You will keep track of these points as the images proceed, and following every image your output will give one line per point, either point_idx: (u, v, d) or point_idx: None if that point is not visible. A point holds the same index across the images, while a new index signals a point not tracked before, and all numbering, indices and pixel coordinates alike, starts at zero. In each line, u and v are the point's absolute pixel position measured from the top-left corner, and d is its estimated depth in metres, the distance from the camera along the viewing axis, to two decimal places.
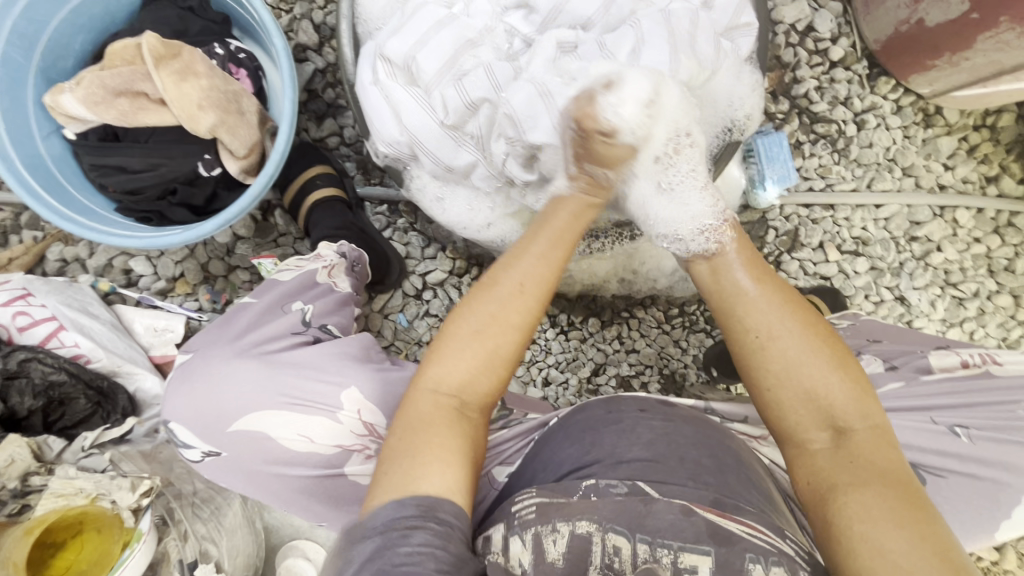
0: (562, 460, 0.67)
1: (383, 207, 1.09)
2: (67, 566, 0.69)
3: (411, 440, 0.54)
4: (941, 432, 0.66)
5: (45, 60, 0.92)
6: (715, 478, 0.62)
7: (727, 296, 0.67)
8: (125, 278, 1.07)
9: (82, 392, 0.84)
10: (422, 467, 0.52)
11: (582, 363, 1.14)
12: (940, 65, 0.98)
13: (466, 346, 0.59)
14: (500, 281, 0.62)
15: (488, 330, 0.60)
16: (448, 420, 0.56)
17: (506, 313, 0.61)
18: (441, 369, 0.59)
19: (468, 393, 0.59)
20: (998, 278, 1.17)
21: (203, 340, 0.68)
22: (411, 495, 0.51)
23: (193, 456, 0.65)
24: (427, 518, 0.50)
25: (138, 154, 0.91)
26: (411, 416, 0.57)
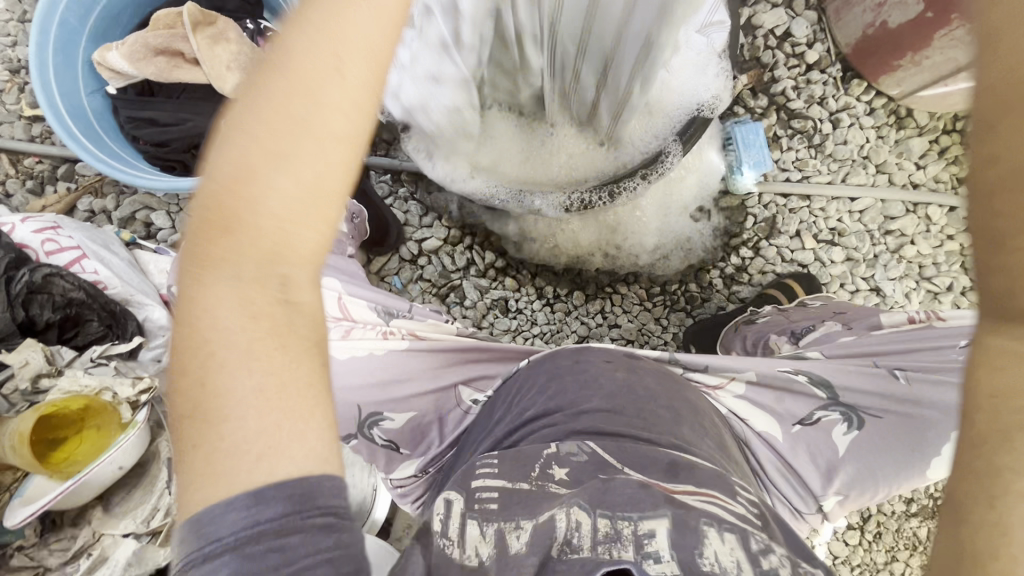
0: (524, 408, 0.71)
1: (386, 176, 1.18)
2: (67, 454, 0.75)
3: (216, 378, 0.36)
4: (882, 374, 0.79)
5: (98, 27, 1.05)
6: (668, 426, 0.66)
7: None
8: (144, 230, 1.17)
9: (96, 313, 0.90)
10: (266, 437, 0.36)
11: (565, 335, 1.19)
12: (905, 64, 1.06)
13: (263, 179, 0.37)
14: (310, 121, 0.37)
15: (286, 142, 0.37)
16: (270, 328, 0.37)
17: (316, 104, 0.38)
18: (249, 219, 0.37)
19: (263, 247, 0.38)
20: (972, 274, 1.22)
21: None
22: (263, 486, 0.35)
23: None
24: (302, 509, 0.35)
25: (169, 109, 1.02)
26: (223, 338, 0.37)
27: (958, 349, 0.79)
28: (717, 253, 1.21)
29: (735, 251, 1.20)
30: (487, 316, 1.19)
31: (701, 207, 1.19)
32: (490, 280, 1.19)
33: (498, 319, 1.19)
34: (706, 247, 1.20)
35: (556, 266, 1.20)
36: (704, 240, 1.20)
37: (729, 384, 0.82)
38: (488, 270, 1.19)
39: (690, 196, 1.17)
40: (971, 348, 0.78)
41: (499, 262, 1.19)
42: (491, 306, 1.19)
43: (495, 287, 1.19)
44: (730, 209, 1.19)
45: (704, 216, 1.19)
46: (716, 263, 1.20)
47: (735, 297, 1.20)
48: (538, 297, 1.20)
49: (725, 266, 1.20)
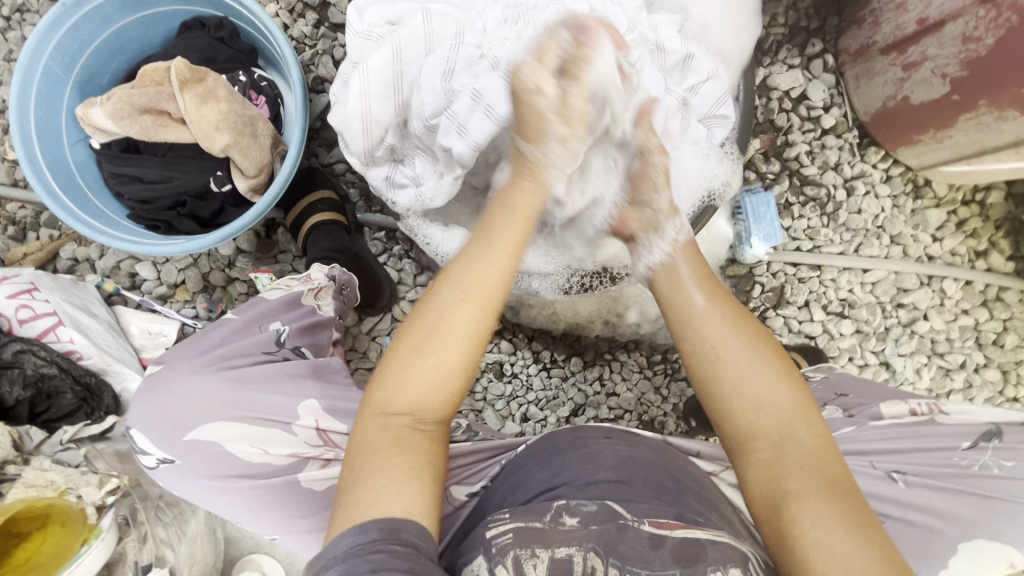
0: (530, 482, 0.68)
1: (380, 233, 1.13)
2: (27, 557, 0.70)
3: (358, 469, 0.54)
4: (879, 477, 0.74)
5: (84, 75, 1.00)
6: (676, 497, 0.63)
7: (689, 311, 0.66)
8: (129, 280, 1.13)
9: (69, 386, 0.87)
10: (382, 494, 0.52)
11: (561, 403, 1.15)
12: (926, 140, 1.01)
13: (413, 360, 0.58)
14: (439, 331, 0.59)
15: (430, 340, 0.58)
16: (397, 438, 0.56)
17: (456, 321, 0.59)
18: (398, 386, 0.57)
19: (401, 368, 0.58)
20: (986, 351, 1.17)
21: (174, 353, 0.67)
22: (367, 520, 0.49)
23: (149, 463, 0.62)
24: (389, 538, 0.48)
25: (155, 166, 0.98)
26: (364, 439, 0.56)
27: (961, 452, 0.74)
28: None
29: None
30: (480, 381, 1.15)
31: None
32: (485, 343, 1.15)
33: (492, 384, 1.15)
34: None
35: (554, 330, 1.15)
36: None
37: (724, 472, 0.78)
38: None
39: None
40: (973, 451, 0.74)
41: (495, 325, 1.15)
42: (485, 369, 1.15)
43: (490, 351, 1.15)
44: (736, 277, 1.15)
45: None
46: None
47: None
48: (534, 361, 1.16)
49: None
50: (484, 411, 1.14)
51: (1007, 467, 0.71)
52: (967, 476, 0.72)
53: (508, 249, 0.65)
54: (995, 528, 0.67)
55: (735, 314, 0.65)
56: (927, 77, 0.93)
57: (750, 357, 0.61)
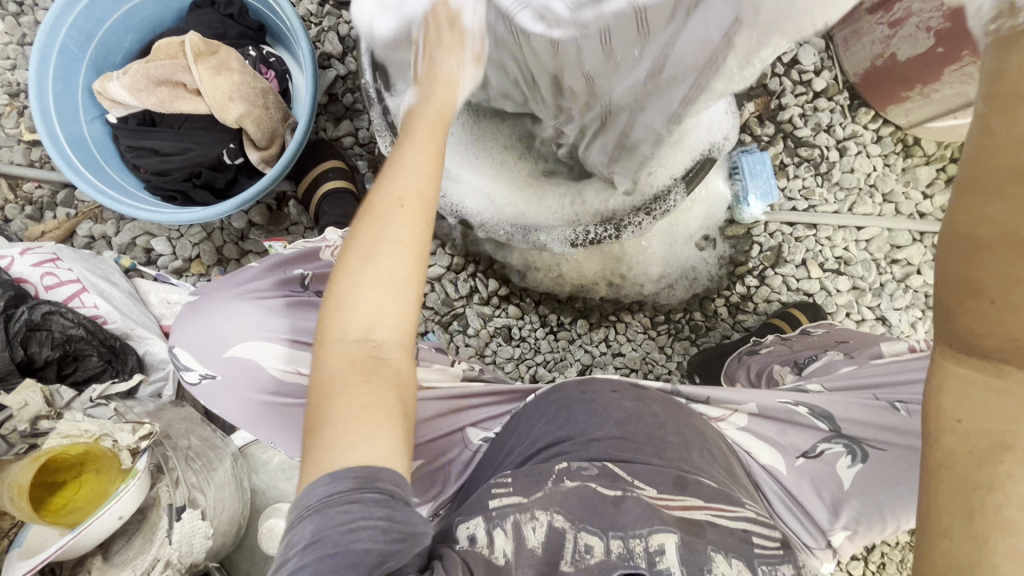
0: (534, 438, 0.71)
1: None
2: (63, 503, 0.74)
3: (327, 411, 0.51)
4: (883, 407, 0.78)
5: (98, 54, 1.04)
6: (678, 454, 0.66)
7: (1014, 161, 0.33)
8: (145, 256, 1.17)
9: (96, 349, 0.90)
10: (348, 438, 0.49)
11: (568, 363, 1.18)
12: (913, 96, 1.05)
13: (360, 280, 0.55)
14: (378, 250, 0.56)
15: (377, 250, 0.56)
16: (360, 370, 0.53)
17: (391, 227, 0.57)
18: (353, 314, 0.55)
19: (347, 287, 0.56)
20: None
21: (211, 284, 0.70)
22: (337, 469, 0.48)
23: (191, 379, 0.66)
24: (363, 487, 0.47)
25: (170, 138, 1.01)
26: (322, 380, 0.53)
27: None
28: (722, 281, 1.20)
29: (740, 280, 1.19)
30: (490, 345, 1.18)
31: (706, 236, 1.18)
32: (494, 308, 1.18)
33: (501, 347, 1.18)
34: (710, 276, 1.19)
35: (560, 294, 1.19)
36: (708, 269, 1.19)
37: (730, 417, 0.80)
38: (491, 297, 1.18)
39: (695, 224, 1.17)
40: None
41: (503, 290, 1.18)
42: (494, 334, 1.18)
43: (498, 315, 1.18)
44: (735, 238, 1.18)
45: (709, 244, 1.19)
46: (721, 292, 1.19)
47: (740, 325, 1.19)
48: (541, 325, 1.19)
49: (730, 294, 1.19)
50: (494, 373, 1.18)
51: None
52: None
53: (434, 151, 0.64)
54: None
55: None
56: (912, 33, 0.95)
57: None
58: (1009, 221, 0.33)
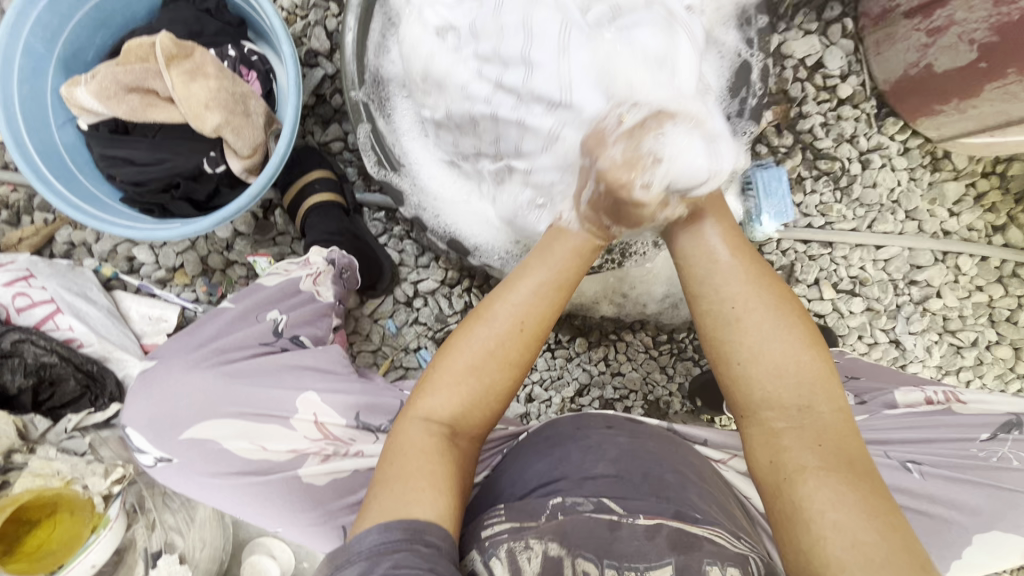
0: (529, 477, 0.67)
1: (380, 214, 1.11)
2: (38, 544, 0.70)
3: (399, 472, 0.54)
4: (895, 467, 0.72)
5: (66, 52, 0.96)
6: (676, 493, 0.61)
7: (705, 287, 0.65)
8: (127, 264, 1.11)
9: (71, 374, 0.87)
10: (413, 496, 0.52)
11: (565, 383, 1.14)
12: (948, 111, 0.96)
13: (453, 383, 0.60)
14: (484, 359, 0.61)
15: (479, 369, 0.61)
16: (437, 453, 0.57)
17: (507, 347, 0.62)
18: (442, 403, 0.60)
19: (454, 373, 0.61)
20: (998, 328, 1.15)
21: (168, 348, 0.69)
22: (396, 519, 0.49)
23: (147, 461, 0.65)
24: (414, 538, 0.48)
25: (145, 147, 0.94)
26: (401, 449, 0.57)
27: (980, 444, 0.72)
28: None
29: None
30: None
31: None
32: None
33: None
34: None
35: (559, 310, 1.14)
36: None
37: (731, 461, 0.77)
38: None
39: None
40: (992, 443, 0.72)
41: None
42: None
43: None
44: None
45: None
46: None
47: None
48: None
49: None
50: None
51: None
52: (986, 466, 0.71)
53: (561, 274, 0.66)
54: (1011, 521, 0.68)
55: (761, 273, 0.64)
56: (953, 43, 0.87)
57: (773, 323, 0.61)
58: (711, 345, 0.63)
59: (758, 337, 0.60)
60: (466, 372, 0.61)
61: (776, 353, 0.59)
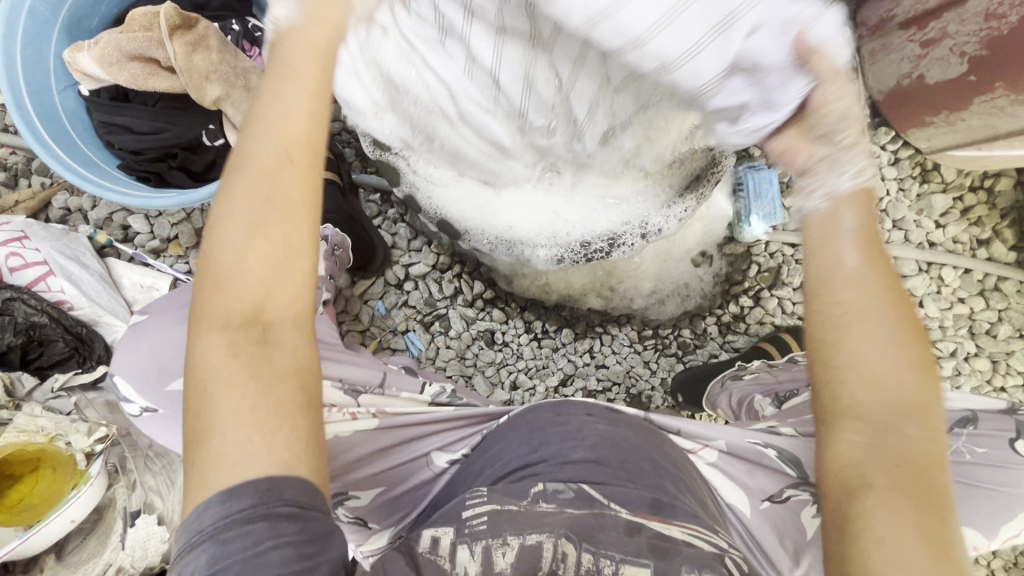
0: (508, 459, 0.68)
1: (376, 196, 1.13)
2: (19, 499, 0.72)
3: (201, 407, 0.41)
4: None
5: (71, 18, 0.97)
6: (652, 480, 0.63)
7: (819, 279, 0.48)
8: (122, 233, 1.11)
9: (61, 335, 0.88)
10: (238, 450, 0.40)
11: (550, 372, 1.15)
12: (937, 122, 0.98)
13: (236, 251, 0.44)
14: (259, 224, 0.44)
15: (254, 226, 0.44)
16: (245, 358, 0.43)
17: (284, 187, 0.45)
18: (230, 284, 0.44)
19: (230, 244, 0.44)
20: (978, 340, 1.17)
21: (161, 304, 0.69)
22: (233, 485, 0.39)
23: (132, 411, 0.63)
24: (269, 501, 0.39)
25: (145, 116, 0.96)
26: (197, 374, 0.42)
27: None
28: (715, 299, 1.16)
29: (734, 299, 1.15)
30: (471, 347, 1.15)
31: (702, 252, 1.14)
32: (478, 311, 1.15)
33: (483, 351, 1.15)
34: (704, 293, 1.15)
35: (546, 301, 1.16)
36: (702, 286, 1.15)
37: (703, 451, 0.78)
38: (476, 300, 1.15)
39: (692, 241, 1.12)
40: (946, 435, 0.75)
41: (488, 293, 1.15)
42: (476, 337, 1.15)
43: (482, 319, 1.15)
44: (732, 255, 1.14)
45: (705, 260, 1.15)
46: (713, 310, 1.15)
47: (729, 346, 1.15)
48: (525, 331, 1.16)
49: (722, 313, 1.16)
50: (473, 376, 1.15)
51: (979, 453, 0.73)
52: None
53: (321, 81, 0.48)
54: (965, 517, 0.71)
55: (891, 282, 0.48)
56: (945, 56, 0.88)
57: (890, 345, 0.45)
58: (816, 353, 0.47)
59: (869, 346, 0.45)
60: (244, 228, 0.44)
61: (881, 374, 0.45)
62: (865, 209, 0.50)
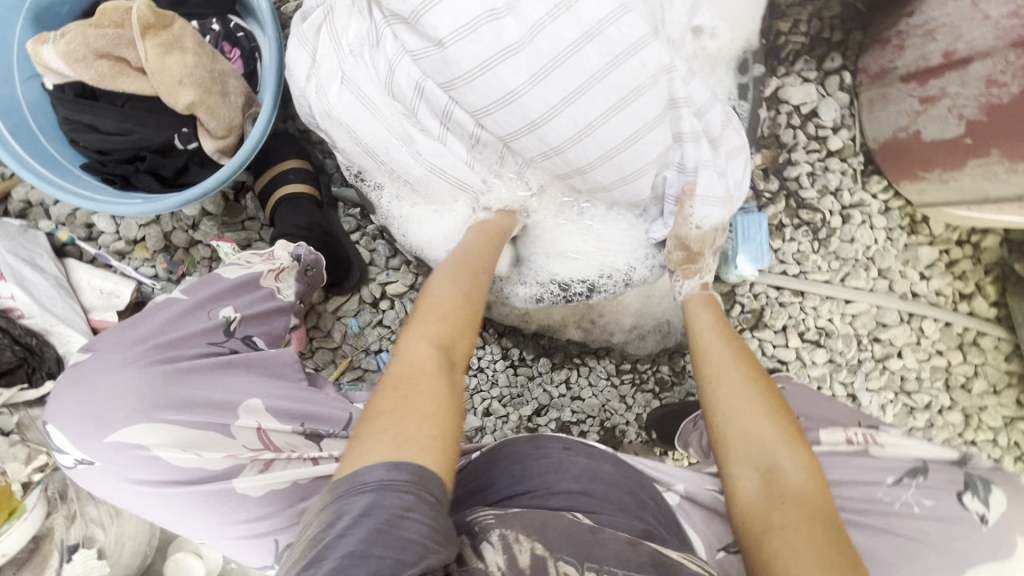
0: (490, 493, 0.67)
1: (355, 210, 1.08)
2: None
3: (371, 424, 0.54)
4: None
5: (39, 6, 0.91)
6: (636, 510, 0.65)
7: (703, 358, 0.76)
8: (86, 231, 1.06)
9: (8, 346, 0.84)
10: (395, 443, 0.51)
11: (524, 401, 1.13)
12: (930, 178, 0.96)
13: (410, 339, 0.64)
14: (423, 325, 0.66)
15: (423, 324, 0.66)
16: (406, 394, 0.57)
17: (454, 316, 0.68)
18: (407, 351, 0.62)
19: (423, 338, 0.64)
20: (953, 393, 1.17)
21: (104, 340, 0.66)
22: (399, 461, 0.49)
23: (67, 462, 0.62)
24: (422, 484, 0.48)
25: (111, 115, 0.90)
26: (374, 411, 0.56)
27: None
28: None
29: None
30: None
31: None
32: None
33: None
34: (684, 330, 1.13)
35: (525, 329, 1.13)
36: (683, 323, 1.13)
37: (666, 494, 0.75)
38: None
39: None
40: None
41: None
42: None
43: None
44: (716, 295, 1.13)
45: None
46: None
47: None
48: (502, 358, 1.13)
49: None
50: None
51: (928, 507, 0.63)
52: None
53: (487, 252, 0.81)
54: None
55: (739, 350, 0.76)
56: (943, 115, 0.87)
57: (750, 396, 0.69)
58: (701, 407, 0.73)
59: (738, 401, 0.69)
60: (422, 319, 0.67)
61: (748, 417, 0.67)
62: (712, 307, 0.83)
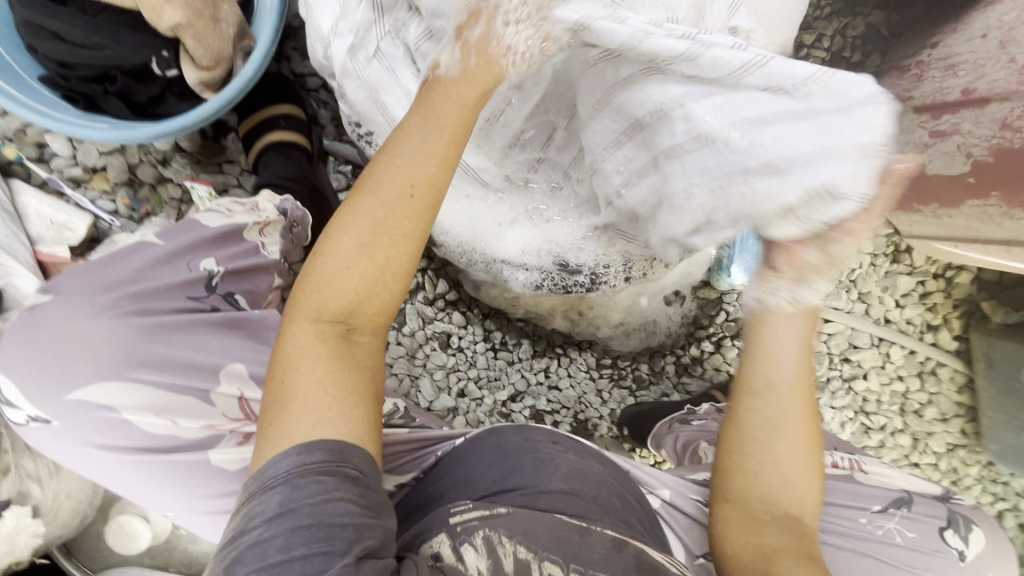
0: (472, 484, 0.63)
1: (347, 167, 1.01)
2: None
3: (284, 392, 0.50)
4: None
5: None
6: (622, 517, 0.62)
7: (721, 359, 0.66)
8: (36, 152, 0.94)
9: None
10: (316, 417, 0.49)
11: (501, 386, 1.11)
12: (925, 212, 0.98)
13: (325, 266, 0.52)
14: (341, 248, 0.52)
15: (344, 249, 0.52)
16: (330, 352, 0.51)
17: (391, 217, 0.53)
18: (316, 293, 0.52)
19: (330, 259, 0.52)
20: (906, 417, 1.23)
21: (68, 282, 0.57)
22: (310, 441, 0.47)
23: (16, 418, 0.54)
24: (339, 462, 0.47)
25: (82, 25, 0.79)
26: (286, 365, 0.51)
27: None
28: (679, 339, 1.15)
29: (697, 343, 1.14)
30: (423, 348, 1.08)
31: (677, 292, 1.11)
32: (437, 310, 1.08)
33: (435, 353, 1.08)
34: (669, 332, 1.14)
35: (511, 313, 1.10)
36: (669, 325, 1.14)
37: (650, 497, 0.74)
38: (438, 299, 1.08)
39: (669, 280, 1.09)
40: None
41: (450, 294, 1.09)
42: (431, 338, 1.08)
43: (440, 319, 1.08)
44: (704, 300, 1.14)
45: (677, 301, 1.12)
46: (674, 350, 1.14)
47: (682, 388, 1.15)
48: (484, 339, 1.11)
49: (682, 355, 1.15)
50: (420, 378, 1.08)
51: (910, 538, 0.66)
52: None
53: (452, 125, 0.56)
54: None
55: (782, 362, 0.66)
56: (952, 151, 0.88)
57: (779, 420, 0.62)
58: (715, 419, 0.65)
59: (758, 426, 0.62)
60: (347, 247, 0.52)
61: (772, 442, 0.62)
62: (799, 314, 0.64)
